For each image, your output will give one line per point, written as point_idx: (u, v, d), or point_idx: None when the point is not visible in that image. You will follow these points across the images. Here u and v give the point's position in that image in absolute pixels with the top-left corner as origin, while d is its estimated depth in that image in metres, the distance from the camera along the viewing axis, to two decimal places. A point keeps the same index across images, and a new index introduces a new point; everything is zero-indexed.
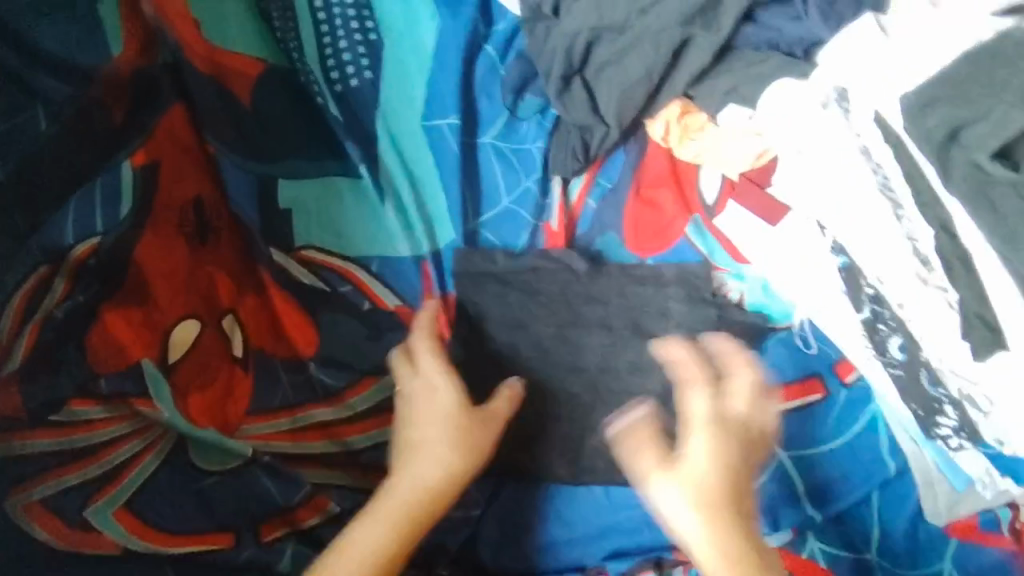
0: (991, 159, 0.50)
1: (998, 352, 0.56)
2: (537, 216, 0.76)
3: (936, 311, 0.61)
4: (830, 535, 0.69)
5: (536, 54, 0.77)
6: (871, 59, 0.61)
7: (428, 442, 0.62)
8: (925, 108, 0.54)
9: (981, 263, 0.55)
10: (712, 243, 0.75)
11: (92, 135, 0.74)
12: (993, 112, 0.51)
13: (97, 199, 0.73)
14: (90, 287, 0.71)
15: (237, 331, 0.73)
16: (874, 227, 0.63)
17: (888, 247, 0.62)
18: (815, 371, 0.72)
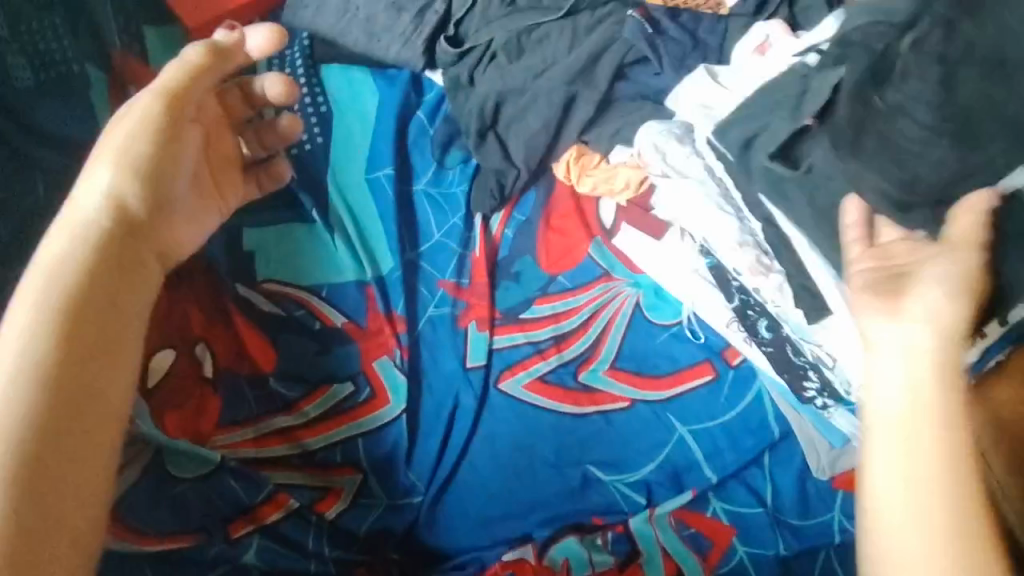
0: (771, 161, 0.71)
1: (825, 316, 0.73)
2: (464, 246, 0.88)
3: (775, 290, 0.76)
4: (730, 495, 0.79)
5: (458, 114, 0.94)
6: (707, 102, 0.82)
7: (87, 181, 0.54)
8: (724, 128, 0.75)
9: (796, 244, 0.73)
10: (612, 259, 0.88)
11: None
12: (769, 126, 0.72)
13: None
14: None
15: (207, 356, 0.82)
16: (716, 229, 0.79)
17: (727, 245, 0.78)
18: (704, 358, 0.85)
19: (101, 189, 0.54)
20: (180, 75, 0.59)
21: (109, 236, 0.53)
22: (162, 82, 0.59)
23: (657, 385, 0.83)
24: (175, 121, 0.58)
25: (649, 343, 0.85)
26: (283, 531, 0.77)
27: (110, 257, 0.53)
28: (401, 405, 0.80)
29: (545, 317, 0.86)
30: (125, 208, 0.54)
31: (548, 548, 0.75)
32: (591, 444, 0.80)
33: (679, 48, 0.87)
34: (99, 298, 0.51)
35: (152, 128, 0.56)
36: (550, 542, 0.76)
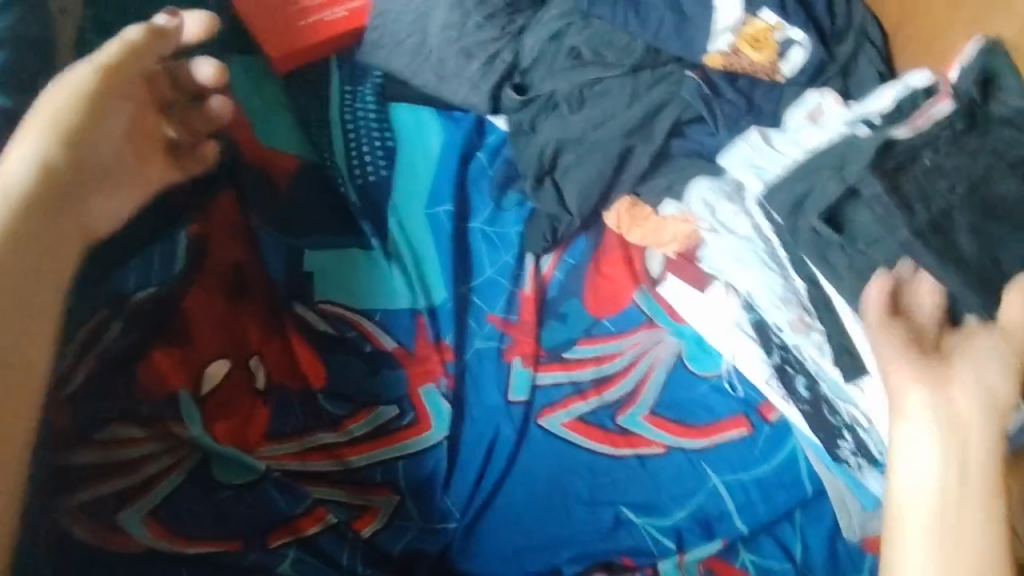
0: (820, 224, 0.74)
1: (864, 376, 0.76)
2: (515, 284, 0.92)
3: (815, 346, 0.80)
4: (760, 548, 0.80)
5: (518, 158, 0.98)
6: (759, 164, 0.85)
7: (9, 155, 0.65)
8: (773, 190, 0.78)
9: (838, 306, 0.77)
10: (656, 307, 0.91)
11: (158, 211, 0.90)
12: (814, 188, 0.76)
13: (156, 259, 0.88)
14: (141, 331, 0.84)
15: (260, 369, 0.86)
16: (758, 283, 0.83)
17: (768, 298, 0.82)
18: (740, 412, 0.87)
19: (29, 157, 0.65)
20: (137, 58, 0.70)
21: (70, 141, 0.67)
22: (100, 58, 0.69)
23: (692, 433, 0.85)
24: (137, 83, 0.71)
25: (687, 393, 0.88)
26: (320, 545, 0.79)
27: (53, 193, 0.65)
28: (443, 432, 0.83)
29: (587, 358, 0.88)
30: (57, 172, 0.66)
31: None
32: (624, 486, 0.82)
33: (735, 110, 0.92)
34: (62, 159, 0.66)
35: (79, 101, 0.67)
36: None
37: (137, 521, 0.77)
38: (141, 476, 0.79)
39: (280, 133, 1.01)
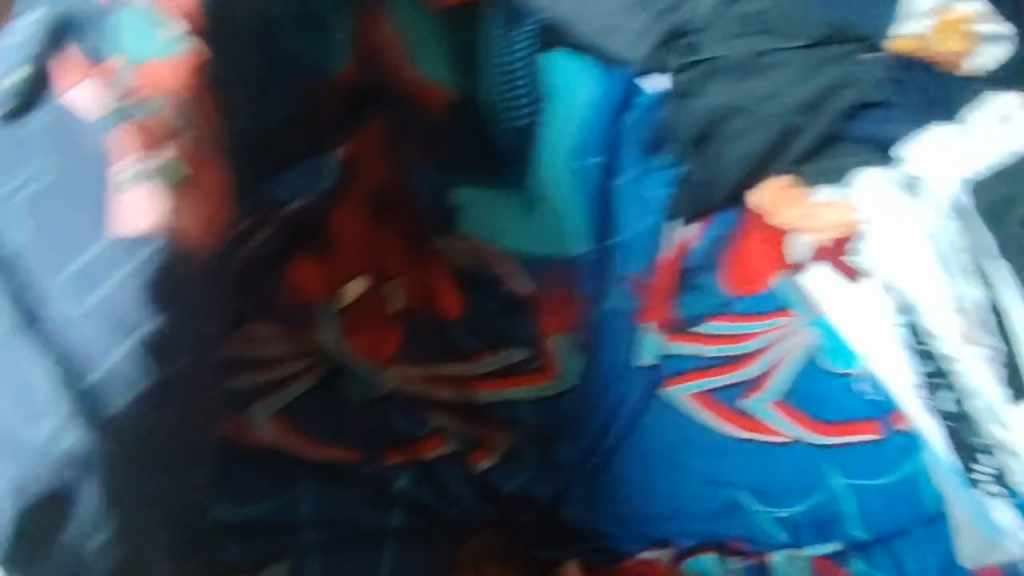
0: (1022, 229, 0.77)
1: None
2: (659, 249, 0.89)
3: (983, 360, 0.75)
4: (872, 558, 0.80)
5: (674, 120, 0.94)
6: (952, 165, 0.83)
7: None
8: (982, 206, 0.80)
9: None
10: (793, 296, 0.85)
11: (307, 127, 0.83)
12: None
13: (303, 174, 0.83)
14: (290, 236, 0.84)
15: (397, 293, 0.88)
16: (931, 279, 0.79)
17: (940, 292, 0.78)
18: (872, 417, 0.81)
19: None
20: None
21: None
22: None
23: (823, 430, 0.81)
24: None
25: (817, 387, 0.82)
26: (435, 472, 0.81)
27: None
28: (569, 382, 0.84)
29: (715, 336, 0.84)
30: None
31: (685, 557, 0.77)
32: (743, 470, 0.80)
33: (920, 99, 0.91)
34: None
35: None
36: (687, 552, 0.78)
37: (267, 420, 0.79)
38: (273, 377, 0.80)
39: (433, 58, 0.91)
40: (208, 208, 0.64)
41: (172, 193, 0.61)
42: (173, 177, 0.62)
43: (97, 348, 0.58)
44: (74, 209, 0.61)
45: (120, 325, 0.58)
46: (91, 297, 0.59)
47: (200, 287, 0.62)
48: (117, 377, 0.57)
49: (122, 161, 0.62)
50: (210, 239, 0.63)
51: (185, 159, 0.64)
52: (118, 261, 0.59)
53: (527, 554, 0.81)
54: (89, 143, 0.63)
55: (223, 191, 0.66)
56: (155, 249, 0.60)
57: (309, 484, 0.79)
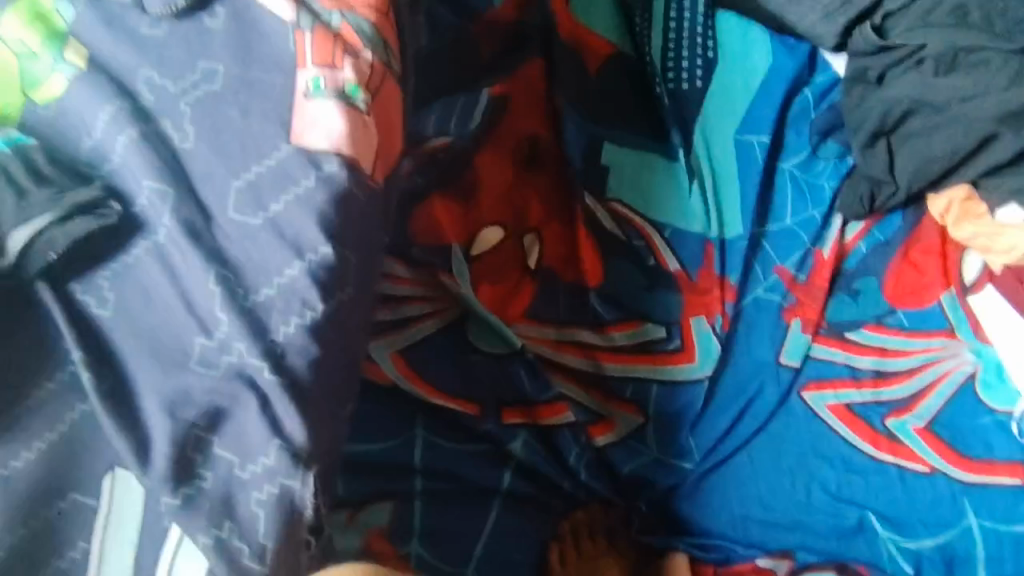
0: None
1: None
2: (815, 242, 0.85)
3: None
4: None
5: (849, 110, 0.89)
6: None
7: None
8: None
9: None
10: (961, 316, 0.82)
11: (464, 62, 0.88)
12: None
13: (456, 109, 0.85)
14: (429, 174, 0.82)
15: (534, 248, 0.83)
16: None
17: None
18: (1021, 460, 0.77)
19: None
20: None
21: None
22: None
23: (965, 464, 0.77)
24: None
25: (969, 421, 0.79)
26: (555, 438, 0.77)
27: None
28: (706, 370, 0.79)
29: (872, 346, 0.81)
30: None
31: (803, 573, 0.73)
32: (878, 492, 0.76)
33: None
34: None
35: None
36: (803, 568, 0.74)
37: (387, 357, 0.77)
38: (399, 314, 0.78)
39: (599, 16, 0.93)
40: (382, 137, 0.62)
41: (352, 114, 0.59)
42: (356, 98, 0.59)
43: (269, 269, 0.55)
44: (251, 115, 0.57)
45: (293, 247, 0.55)
46: (263, 214, 0.56)
47: (370, 216, 0.59)
48: (286, 302, 0.54)
49: (304, 69, 0.59)
50: (379, 169, 0.61)
51: (366, 80, 0.61)
52: (292, 179, 0.56)
53: (636, 537, 0.77)
54: (272, 47, 0.60)
55: (398, 121, 0.64)
56: (333, 170, 0.57)
57: (421, 430, 0.76)
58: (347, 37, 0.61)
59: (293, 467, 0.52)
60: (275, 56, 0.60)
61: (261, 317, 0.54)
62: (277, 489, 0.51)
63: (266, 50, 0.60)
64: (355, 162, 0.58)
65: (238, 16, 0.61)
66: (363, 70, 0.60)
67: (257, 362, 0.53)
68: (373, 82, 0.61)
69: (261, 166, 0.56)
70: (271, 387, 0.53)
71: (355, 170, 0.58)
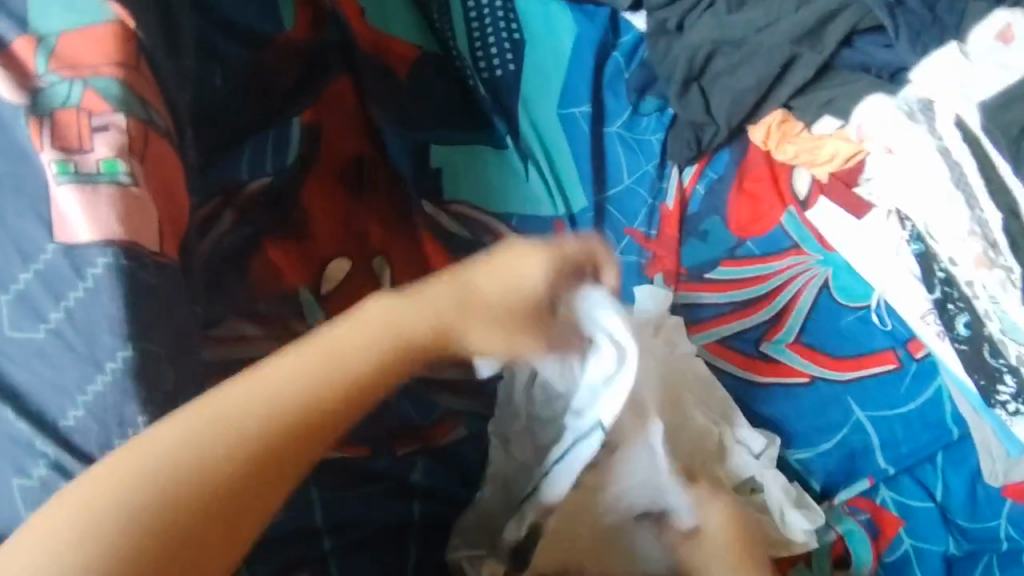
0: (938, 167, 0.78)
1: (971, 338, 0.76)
2: (655, 196, 0.87)
3: (909, 289, 0.81)
4: (902, 487, 0.77)
5: (657, 62, 0.92)
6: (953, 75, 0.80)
7: None
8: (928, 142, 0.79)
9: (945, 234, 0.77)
10: (804, 232, 0.86)
11: (266, 93, 0.80)
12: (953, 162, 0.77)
13: (268, 146, 0.78)
14: (257, 222, 0.75)
15: (386, 270, 0.78)
16: (933, 207, 0.78)
17: (948, 218, 0.77)
18: (889, 346, 0.82)
19: None
20: None
21: None
22: None
23: (840, 365, 0.81)
24: None
25: (833, 325, 0.83)
26: (455, 455, 0.78)
27: None
28: None
29: (732, 281, 0.84)
30: None
31: None
32: (775, 413, 0.79)
33: (925, 11, 0.85)
34: None
35: None
36: None
37: None
38: None
39: (398, 22, 0.91)
40: (163, 205, 0.55)
41: (116, 193, 0.51)
42: (118, 173, 0.52)
43: (69, 388, 0.48)
44: (8, 221, 0.50)
45: (90, 359, 0.48)
46: (45, 324, 0.49)
47: (167, 302, 0.51)
48: (98, 416, 0.48)
49: (43, 154, 0.52)
50: (169, 244, 0.54)
51: (126, 148, 0.53)
52: (66, 283, 0.49)
53: None
54: (14, 136, 0.52)
55: (179, 185, 0.57)
56: (106, 264, 0.49)
57: (314, 492, 0.72)
58: (91, 106, 0.54)
59: None
60: (18, 145, 0.52)
61: (80, 443, 0.48)
62: None
63: (8, 141, 0.52)
64: (134, 244, 0.51)
65: None
66: (121, 140, 0.53)
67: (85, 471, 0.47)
68: (136, 146, 0.54)
69: (27, 272, 0.49)
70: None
71: (136, 255, 0.50)
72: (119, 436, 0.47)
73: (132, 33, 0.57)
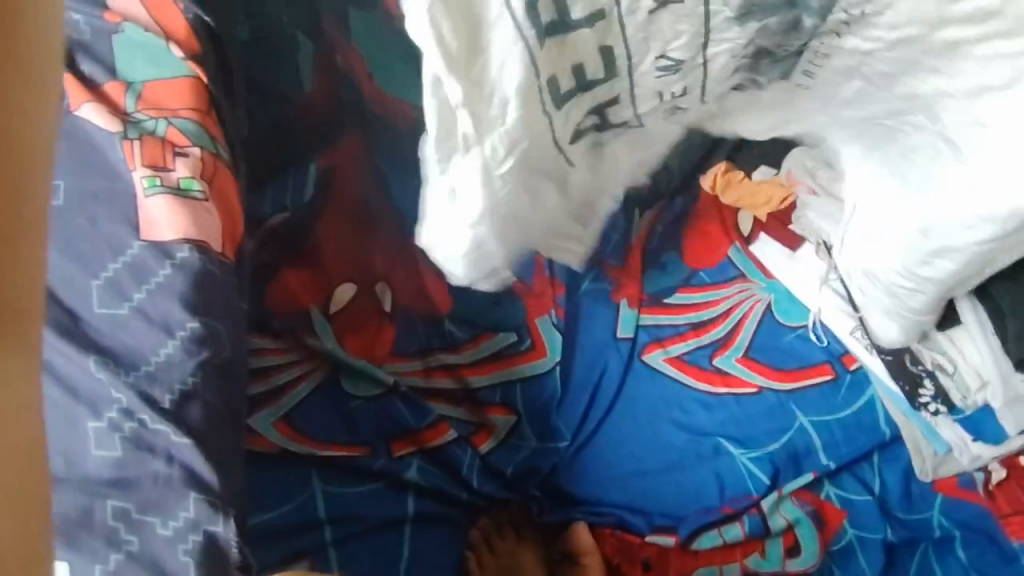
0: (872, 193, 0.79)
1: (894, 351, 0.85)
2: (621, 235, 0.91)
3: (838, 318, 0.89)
4: (845, 483, 0.87)
5: None
6: None
7: None
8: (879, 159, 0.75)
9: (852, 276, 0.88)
10: (749, 264, 0.93)
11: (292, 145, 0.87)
12: None
13: (287, 185, 0.87)
14: (275, 250, 0.86)
15: (387, 294, 0.89)
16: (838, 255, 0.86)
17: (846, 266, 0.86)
18: (825, 360, 0.91)
19: None
20: None
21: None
22: None
23: (788, 377, 0.90)
24: None
25: (778, 342, 0.91)
26: (446, 456, 0.86)
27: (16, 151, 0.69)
28: (557, 358, 0.89)
29: (689, 304, 0.92)
30: None
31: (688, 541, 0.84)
32: (725, 421, 0.88)
33: None
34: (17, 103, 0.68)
35: None
36: (693, 534, 0.85)
37: (275, 424, 0.82)
38: (274, 383, 0.83)
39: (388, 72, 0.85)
40: (224, 216, 0.66)
41: (191, 204, 0.63)
42: (193, 190, 0.64)
43: (144, 352, 0.58)
44: (99, 223, 0.62)
45: (162, 328, 0.59)
46: (129, 302, 0.60)
47: (225, 290, 0.62)
48: (169, 372, 0.58)
49: (135, 172, 0.64)
50: (228, 245, 0.65)
51: (199, 172, 0.65)
52: (148, 272, 0.60)
53: (536, 520, 0.88)
54: (107, 157, 0.65)
55: (236, 200, 0.68)
56: (185, 256, 0.61)
57: (319, 484, 0.81)
58: (173, 138, 0.66)
59: (213, 513, 0.56)
60: (112, 165, 0.64)
61: (156, 399, 0.57)
62: (200, 535, 0.55)
63: (102, 161, 0.64)
64: (202, 244, 0.62)
65: (69, 134, 0.66)
66: (197, 164, 0.65)
67: (149, 414, 0.57)
68: (206, 170, 0.66)
69: (118, 263, 0.61)
70: (181, 449, 0.57)
71: (204, 251, 0.62)
72: (179, 383, 0.58)
73: (203, 84, 0.69)
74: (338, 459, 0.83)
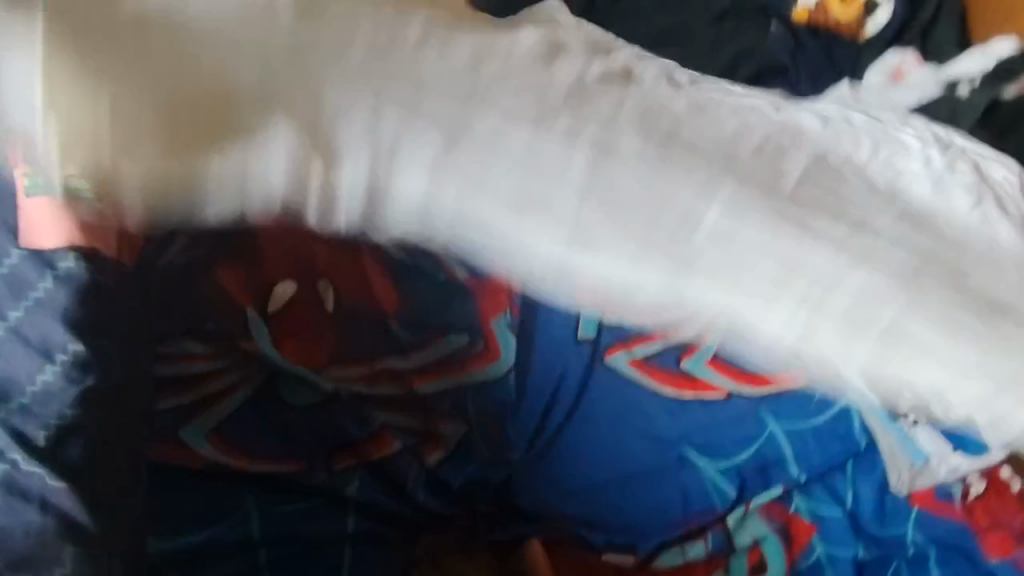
0: None
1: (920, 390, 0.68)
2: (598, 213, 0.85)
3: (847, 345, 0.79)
4: (813, 494, 0.84)
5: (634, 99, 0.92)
6: None
7: None
8: None
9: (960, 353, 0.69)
10: None
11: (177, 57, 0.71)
12: None
13: None
14: (169, 212, 0.66)
15: (332, 292, 0.72)
16: None
17: None
18: None
19: None
20: None
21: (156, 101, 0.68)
22: None
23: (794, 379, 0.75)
24: None
25: None
26: (390, 467, 0.80)
27: None
28: (510, 361, 0.75)
29: None
30: None
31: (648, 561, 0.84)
32: (689, 429, 0.79)
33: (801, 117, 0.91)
34: None
35: None
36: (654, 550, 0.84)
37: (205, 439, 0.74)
38: (202, 393, 0.73)
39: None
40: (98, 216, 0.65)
41: (78, 205, 0.65)
42: (82, 189, 0.64)
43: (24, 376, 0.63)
44: None
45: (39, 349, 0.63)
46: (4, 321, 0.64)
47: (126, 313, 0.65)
48: (43, 404, 0.62)
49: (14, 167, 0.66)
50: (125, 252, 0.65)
51: (92, 175, 0.64)
52: (25, 284, 0.65)
53: (489, 536, 0.86)
54: None
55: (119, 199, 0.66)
56: (68, 265, 0.65)
57: (252, 501, 0.76)
58: None
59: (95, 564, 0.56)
60: None
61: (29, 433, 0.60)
62: None
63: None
64: (92, 249, 0.65)
65: None
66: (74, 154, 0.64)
67: (22, 455, 0.59)
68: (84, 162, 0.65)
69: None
70: (55, 491, 0.57)
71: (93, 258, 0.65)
72: (55, 418, 0.61)
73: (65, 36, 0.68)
74: (273, 474, 0.77)
